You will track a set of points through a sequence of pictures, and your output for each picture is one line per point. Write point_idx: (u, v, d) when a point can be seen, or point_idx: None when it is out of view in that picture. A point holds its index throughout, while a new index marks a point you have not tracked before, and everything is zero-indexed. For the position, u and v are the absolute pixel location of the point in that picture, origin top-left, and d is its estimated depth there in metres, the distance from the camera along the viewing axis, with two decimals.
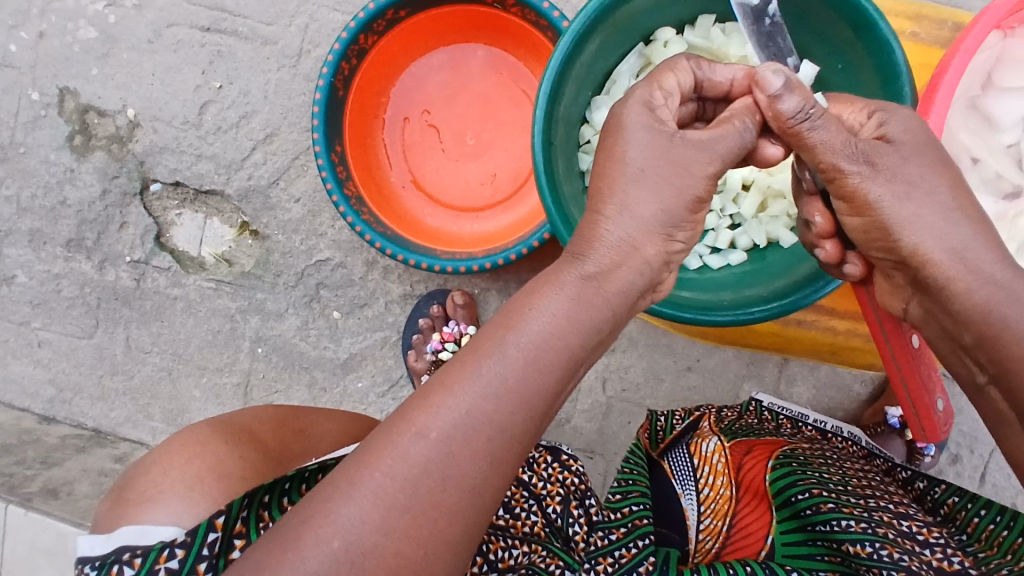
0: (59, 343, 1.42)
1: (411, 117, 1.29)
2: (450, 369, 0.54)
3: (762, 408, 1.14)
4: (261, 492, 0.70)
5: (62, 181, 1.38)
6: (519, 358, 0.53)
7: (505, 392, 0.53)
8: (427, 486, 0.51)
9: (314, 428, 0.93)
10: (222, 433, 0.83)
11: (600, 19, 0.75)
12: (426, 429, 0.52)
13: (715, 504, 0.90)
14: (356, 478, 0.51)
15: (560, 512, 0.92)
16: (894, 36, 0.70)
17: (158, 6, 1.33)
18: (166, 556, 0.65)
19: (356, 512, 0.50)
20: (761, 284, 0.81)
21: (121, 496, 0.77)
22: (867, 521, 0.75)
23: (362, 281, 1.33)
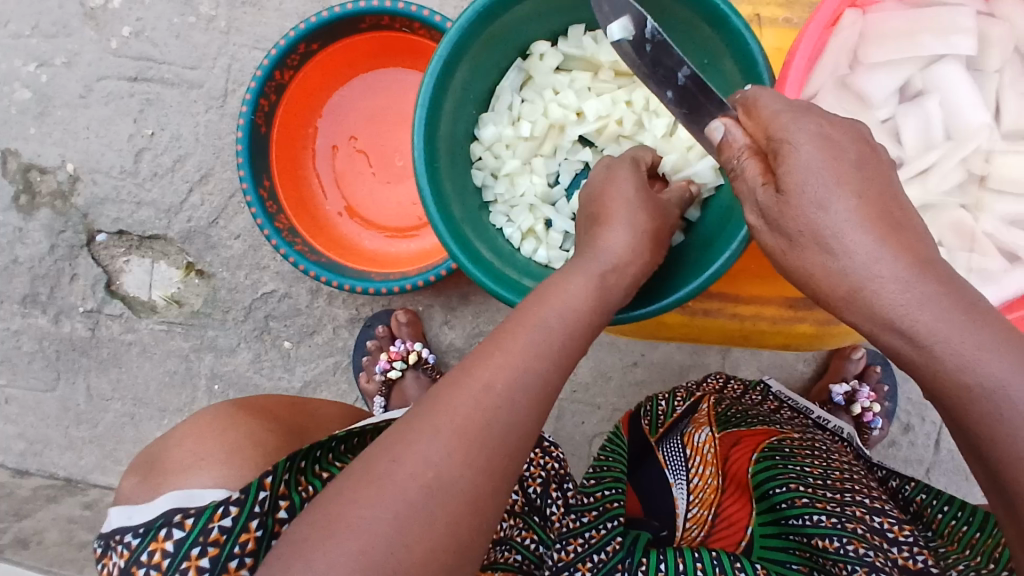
0: (24, 398, 1.46)
1: (339, 144, 1.32)
2: (500, 337, 0.58)
3: (769, 391, 1.18)
4: (298, 457, 0.71)
5: (12, 240, 1.42)
6: (558, 329, 0.59)
7: (548, 355, 0.58)
8: (497, 430, 0.53)
9: (316, 414, 0.94)
10: (248, 411, 0.84)
11: (469, 41, 0.77)
12: (492, 382, 0.55)
13: (703, 494, 0.92)
14: (429, 421, 0.53)
15: (540, 493, 0.88)
16: (746, 27, 0.72)
17: (86, 61, 1.37)
18: (222, 513, 0.65)
19: (435, 451, 0.51)
20: (655, 275, 0.82)
21: (151, 469, 0.76)
22: (838, 515, 0.79)
23: (308, 309, 1.35)
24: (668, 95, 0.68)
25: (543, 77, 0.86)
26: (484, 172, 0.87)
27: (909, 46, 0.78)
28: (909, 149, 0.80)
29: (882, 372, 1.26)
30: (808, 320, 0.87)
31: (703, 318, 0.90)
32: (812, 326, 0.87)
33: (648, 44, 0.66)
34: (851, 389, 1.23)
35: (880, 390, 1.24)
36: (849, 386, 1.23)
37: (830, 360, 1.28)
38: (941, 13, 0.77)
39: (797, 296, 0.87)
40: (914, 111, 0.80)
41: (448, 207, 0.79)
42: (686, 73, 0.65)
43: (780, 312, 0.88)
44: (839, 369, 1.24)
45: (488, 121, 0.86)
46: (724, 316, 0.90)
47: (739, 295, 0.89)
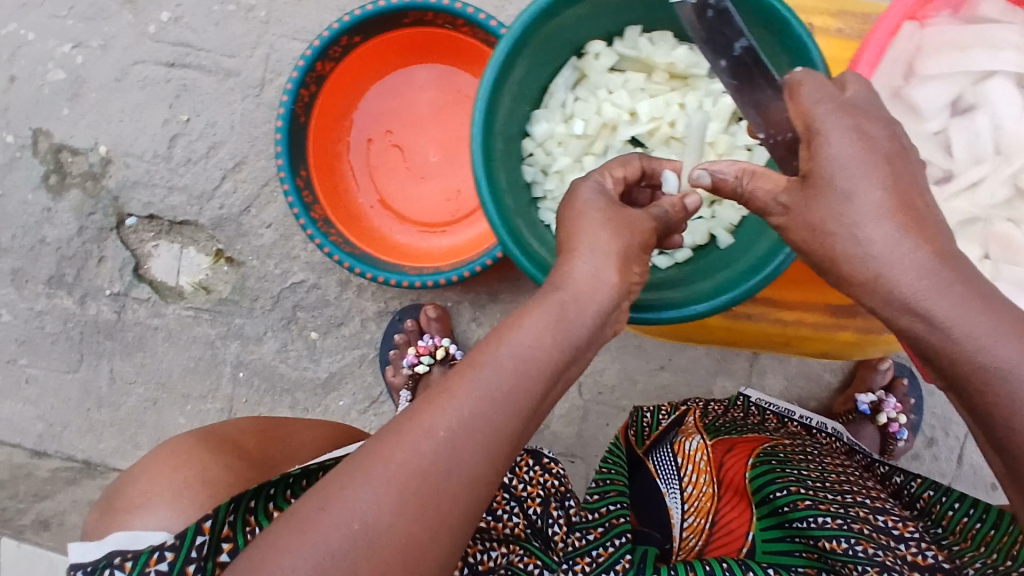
0: (46, 379, 1.45)
1: (374, 138, 1.31)
2: (455, 374, 0.57)
3: (750, 402, 1.17)
4: (246, 498, 0.72)
5: (40, 221, 1.41)
6: (516, 367, 0.57)
7: (502, 396, 0.56)
8: (433, 477, 0.53)
9: (293, 439, 0.95)
10: (206, 444, 0.87)
11: (530, 37, 0.77)
12: (435, 427, 0.54)
13: (698, 502, 0.93)
14: (369, 467, 0.53)
15: (540, 513, 0.93)
16: (808, 34, 0.71)
17: (123, 44, 1.36)
18: (156, 558, 0.68)
19: (367, 499, 0.52)
20: (707, 277, 0.82)
21: (110, 506, 0.82)
22: (842, 517, 0.80)
23: (337, 301, 1.35)
24: (722, 63, 0.65)
25: (598, 76, 0.87)
26: (535, 169, 0.87)
27: (963, 60, 0.78)
28: (960, 161, 0.80)
29: (908, 385, 1.27)
30: (849, 328, 0.88)
31: (745, 322, 0.90)
32: (854, 334, 0.88)
33: (711, 10, 0.65)
34: (877, 399, 1.23)
35: (906, 402, 1.25)
36: (875, 396, 1.24)
37: (857, 371, 1.29)
38: (994, 30, 0.77)
39: (839, 304, 0.88)
40: (964, 126, 0.80)
41: (502, 201, 0.79)
42: (744, 42, 0.64)
43: (821, 318, 0.88)
44: (866, 379, 1.25)
45: (541, 119, 0.87)
46: (768, 321, 0.90)
47: (781, 300, 0.89)
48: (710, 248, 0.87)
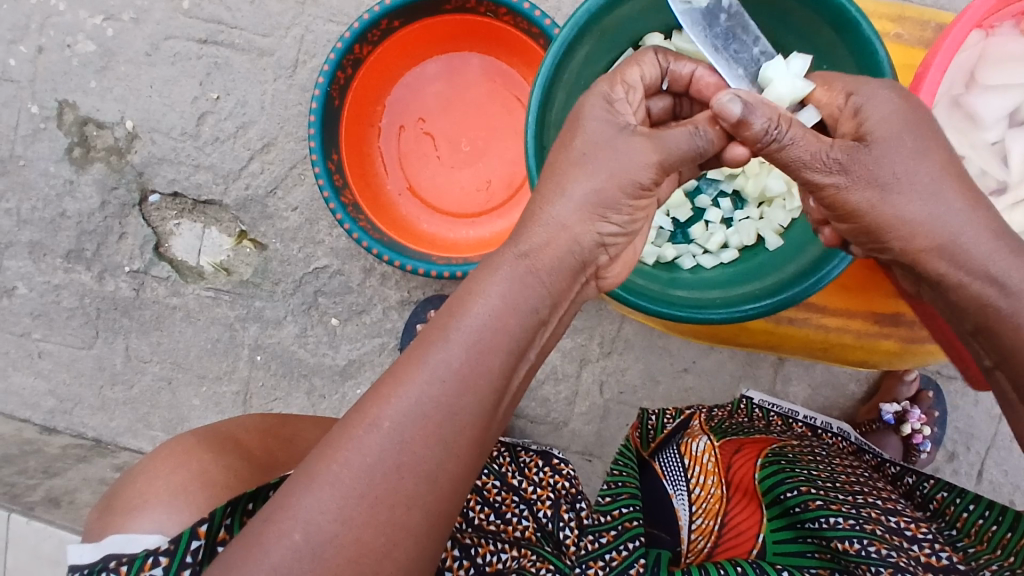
0: (59, 354, 1.43)
1: (407, 125, 1.30)
2: (401, 361, 0.56)
3: (753, 405, 1.16)
4: (243, 500, 0.68)
5: (61, 193, 1.39)
6: (464, 342, 0.55)
7: (451, 374, 0.54)
8: (381, 474, 0.52)
9: (300, 436, 0.92)
10: (207, 442, 0.82)
11: (591, 25, 0.76)
12: (379, 419, 0.53)
13: (706, 504, 0.89)
14: (316, 471, 0.52)
15: (551, 516, 0.91)
16: (876, 35, 0.71)
17: (156, 19, 1.35)
18: (151, 563, 0.66)
19: (313, 504, 0.51)
20: (752, 281, 0.81)
21: (110, 505, 0.78)
22: (855, 517, 0.74)
23: (359, 288, 1.34)
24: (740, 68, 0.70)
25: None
26: None
27: None
28: (1015, 173, 0.79)
29: (933, 398, 1.26)
30: (893, 337, 0.87)
31: (787, 327, 0.89)
32: (896, 343, 0.87)
33: (721, 16, 0.70)
34: (901, 409, 1.22)
35: (930, 415, 1.25)
36: (900, 406, 1.22)
37: (881, 381, 1.29)
38: None
39: (884, 311, 0.87)
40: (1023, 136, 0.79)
41: None
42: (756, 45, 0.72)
43: (865, 326, 0.88)
44: (891, 389, 1.25)
45: None
46: (810, 326, 0.89)
47: (826, 306, 0.88)
48: (758, 248, 0.86)
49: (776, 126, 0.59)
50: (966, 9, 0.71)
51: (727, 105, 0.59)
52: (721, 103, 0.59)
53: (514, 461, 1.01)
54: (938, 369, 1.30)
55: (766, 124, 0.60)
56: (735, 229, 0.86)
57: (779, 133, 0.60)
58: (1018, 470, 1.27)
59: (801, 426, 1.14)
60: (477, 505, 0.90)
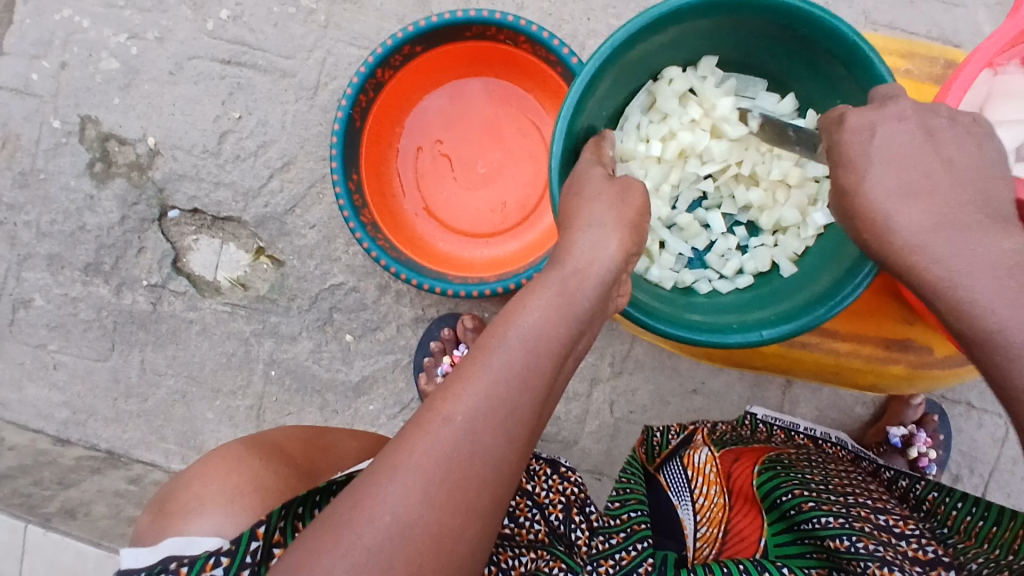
0: (74, 366, 1.44)
1: (424, 146, 1.33)
2: (463, 366, 0.59)
3: (757, 420, 1.18)
4: (296, 503, 0.71)
5: (81, 207, 1.41)
6: (521, 347, 0.58)
7: (515, 373, 0.57)
8: (459, 463, 0.54)
9: (338, 446, 0.97)
10: (255, 450, 0.87)
11: (611, 63, 0.77)
12: (452, 414, 0.55)
13: (710, 513, 0.91)
14: (396, 462, 0.54)
15: (562, 518, 0.93)
16: (890, 74, 0.72)
17: (180, 39, 1.38)
18: (212, 564, 0.67)
19: (397, 491, 0.53)
20: (768, 306, 0.82)
21: (163, 509, 0.80)
22: (844, 516, 0.75)
23: (374, 305, 1.36)
24: None
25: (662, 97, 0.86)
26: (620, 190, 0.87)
27: None
28: None
29: (938, 421, 1.29)
30: (901, 362, 0.90)
31: (799, 351, 0.92)
32: (906, 367, 0.90)
33: None
34: (908, 432, 1.25)
35: (936, 437, 1.27)
36: (907, 429, 1.26)
37: (887, 404, 1.32)
38: None
39: (894, 338, 0.89)
40: None
41: None
42: None
43: (876, 351, 0.90)
44: (897, 413, 1.27)
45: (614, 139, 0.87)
46: (822, 350, 0.91)
47: (838, 331, 0.90)
48: (772, 274, 0.88)
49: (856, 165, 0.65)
50: (977, 47, 0.74)
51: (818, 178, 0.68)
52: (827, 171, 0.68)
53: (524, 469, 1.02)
54: (943, 393, 1.32)
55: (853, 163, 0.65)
56: (750, 255, 0.89)
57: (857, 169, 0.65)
58: (1020, 493, 1.29)
59: (804, 437, 1.15)
60: None
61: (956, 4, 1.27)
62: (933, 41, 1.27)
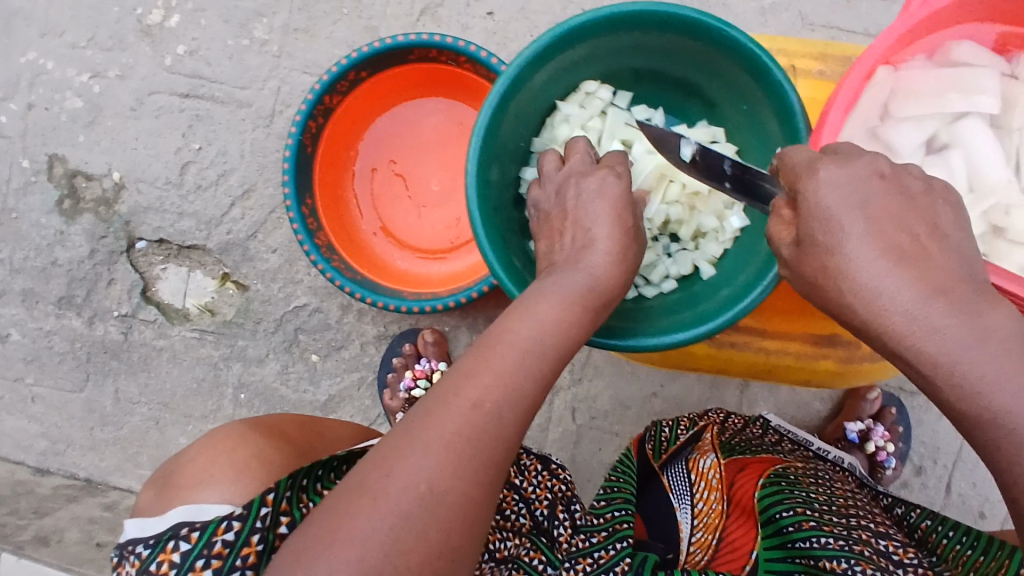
0: (51, 397, 1.48)
1: (379, 167, 1.37)
2: (487, 349, 0.61)
3: (770, 426, 1.18)
4: (300, 475, 0.73)
5: (52, 243, 1.45)
6: (548, 340, 0.62)
7: (541, 369, 0.61)
8: (489, 443, 0.57)
9: (328, 432, 0.97)
10: (255, 428, 0.88)
11: (517, 86, 0.80)
12: (484, 398, 0.57)
13: (707, 519, 0.93)
14: (425, 437, 0.56)
15: (547, 514, 0.94)
16: (786, 80, 0.74)
17: (140, 75, 1.42)
18: (223, 528, 0.68)
19: (429, 464, 0.54)
20: (690, 308, 0.85)
21: (166, 484, 0.81)
22: (845, 539, 0.78)
23: (338, 324, 1.39)
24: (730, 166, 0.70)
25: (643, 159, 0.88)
26: None
27: (937, 103, 0.81)
28: None
29: (896, 414, 1.30)
30: (830, 358, 0.92)
31: (729, 351, 0.94)
32: (834, 363, 0.92)
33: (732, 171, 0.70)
34: (865, 428, 1.26)
35: (894, 430, 1.28)
36: (863, 424, 1.27)
37: (845, 400, 1.33)
38: (966, 73, 0.80)
39: (822, 334, 0.91)
40: (939, 164, 0.81)
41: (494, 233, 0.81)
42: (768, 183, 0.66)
43: (803, 348, 0.92)
44: (855, 408, 1.29)
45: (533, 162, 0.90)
46: (751, 350, 0.93)
47: (765, 329, 0.92)
48: (694, 277, 0.90)
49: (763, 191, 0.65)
50: (867, 48, 0.74)
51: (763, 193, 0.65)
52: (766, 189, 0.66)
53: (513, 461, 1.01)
54: (901, 386, 1.34)
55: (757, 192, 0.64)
56: (674, 259, 0.91)
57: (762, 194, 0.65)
58: (984, 481, 1.30)
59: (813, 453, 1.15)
60: None
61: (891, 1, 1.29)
62: (870, 39, 1.29)
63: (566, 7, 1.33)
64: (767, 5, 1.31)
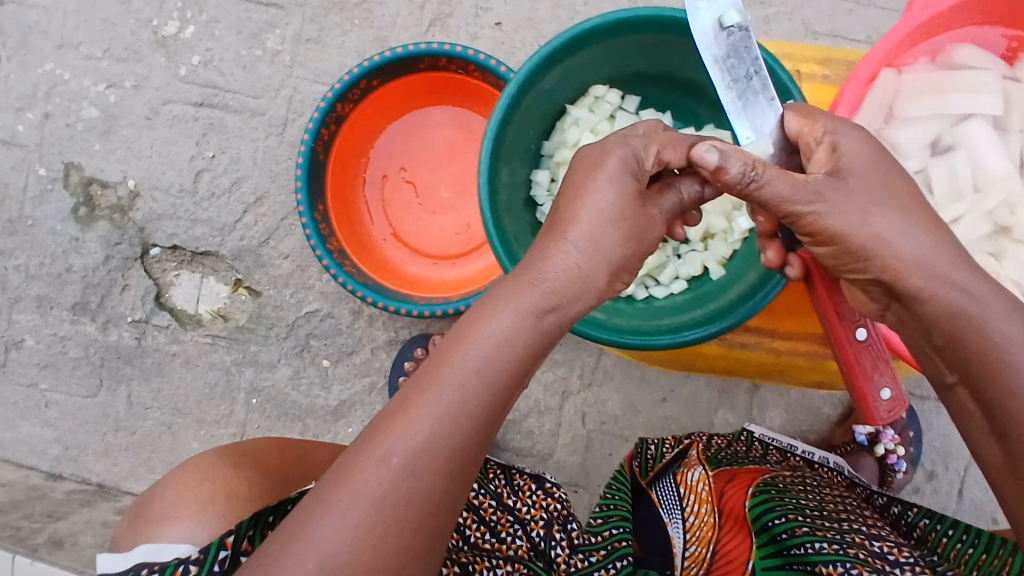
0: (65, 403, 1.49)
1: (389, 174, 1.38)
2: (409, 398, 0.64)
3: (754, 438, 1.20)
4: (265, 513, 0.75)
5: (68, 250, 1.47)
6: (467, 384, 0.63)
7: (457, 415, 0.63)
8: (395, 498, 0.60)
9: (313, 456, 0.99)
10: (227, 460, 0.91)
11: (527, 88, 0.81)
12: (389, 453, 0.61)
13: (700, 532, 0.92)
14: (335, 498, 0.60)
15: (543, 535, 0.96)
16: (791, 82, 0.77)
17: (155, 85, 1.45)
18: (182, 570, 0.71)
19: (334, 525, 0.59)
20: (701, 306, 0.86)
21: (140, 515, 0.86)
22: (838, 542, 0.77)
23: (349, 329, 1.40)
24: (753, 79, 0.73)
25: None
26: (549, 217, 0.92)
27: (941, 104, 0.81)
28: (939, 198, 0.82)
29: (907, 418, 1.30)
30: None
31: (740, 351, 0.94)
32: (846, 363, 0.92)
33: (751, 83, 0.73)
34: (874, 430, 1.25)
35: (905, 434, 1.28)
36: (872, 428, 1.25)
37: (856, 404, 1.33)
38: (968, 75, 0.81)
39: None
40: (943, 164, 0.82)
41: (505, 232, 0.83)
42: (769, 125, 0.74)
43: (815, 348, 0.92)
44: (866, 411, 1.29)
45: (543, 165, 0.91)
46: (763, 349, 0.93)
47: (774, 329, 0.92)
48: (704, 278, 0.91)
49: (752, 169, 0.65)
50: (869, 51, 0.75)
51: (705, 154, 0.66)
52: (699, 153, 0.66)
53: (508, 484, 1.05)
54: (912, 390, 1.33)
55: (741, 169, 0.65)
56: (684, 260, 0.92)
57: (756, 175, 0.65)
58: None
59: (799, 459, 1.17)
60: (472, 522, 0.94)
61: (894, 8, 1.31)
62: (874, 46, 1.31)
63: (573, 16, 1.35)
64: (771, 13, 1.33)
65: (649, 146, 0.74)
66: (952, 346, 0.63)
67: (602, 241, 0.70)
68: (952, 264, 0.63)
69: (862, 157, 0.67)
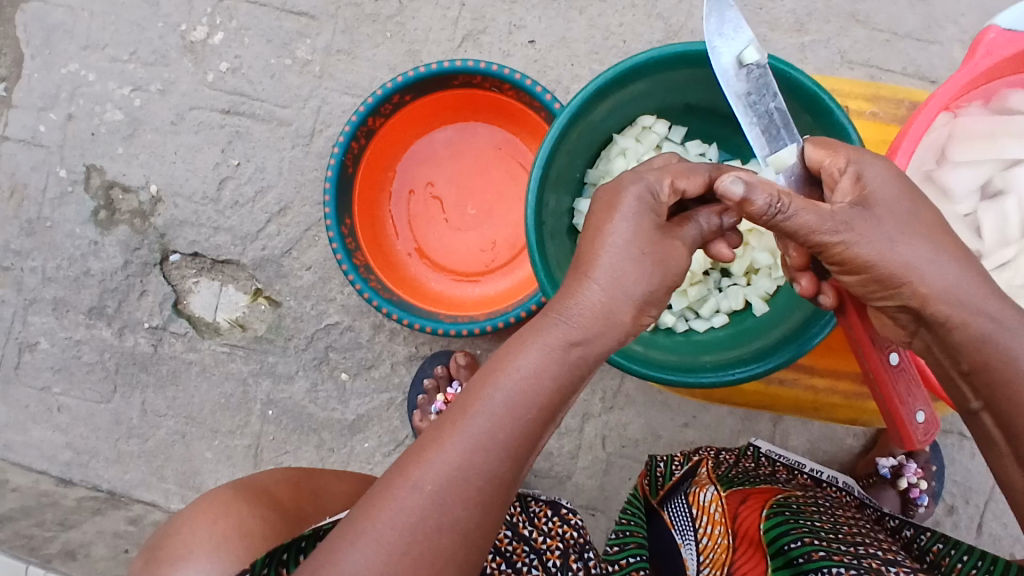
0: (78, 408, 1.47)
1: (416, 190, 1.37)
2: (443, 427, 0.61)
3: (761, 453, 1.17)
4: (280, 550, 0.73)
5: (86, 253, 1.46)
6: (504, 413, 0.61)
7: (491, 447, 0.60)
8: (424, 531, 0.58)
9: (325, 490, 0.98)
10: (242, 494, 0.90)
11: (578, 118, 0.81)
12: (422, 481, 0.59)
13: (714, 554, 0.87)
14: (362, 528, 0.58)
15: (559, 565, 0.93)
16: (849, 121, 0.76)
17: (181, 91, 1.44)
18: None
19: (360, 558, 0.56)
20: (745, 344, 0.85)
21: (154, 556, 0.87)
22: (856, 568, 0.72)
23: (369, 344, 1.39)
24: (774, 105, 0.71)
25: None
26: None
27: (993, 148, 0.81)
28: (988, 242, 0.82)
29: (930, 452, 1.29)
30: None
31: (778, 387, 0.94)
32: None
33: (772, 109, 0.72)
34: (898, 463, 1.26)
35: (927, 468, 1.28)
36: (896, 460, 1.26)
37: (878, 436, 1.32)
38: (1023, 120, 0.81)
39: None
40: (993, 208, 0.82)
41: (550, 262, 0.81)
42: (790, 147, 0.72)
43: (853, 387, 0.92)
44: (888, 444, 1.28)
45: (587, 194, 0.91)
46: (801, 386, 0.94)
47: (813, 366, 0.93)
48: (746, 313, 0.91)
49: (778, 201, 0.62)
50: (934, 92, 0.74)
51: (731, 185, 0.62)
52: (725, 183, 0.63)
53: (524, 511, 1.03)
54: None
55: (768, 200, 0.62)
56: (725, 294, 0.91)
57: (784, 206, 0.62)
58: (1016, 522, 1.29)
59: (807, 478, 1.15)
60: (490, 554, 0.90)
61: (929, 40, 1.31)
62: (908, 78, 1.31)
63: (608, 37, 1.34)
64: (806, 42, 1.33)
65: (663, 177, 0.69)
66: (968, 380, 0.61)
67: (624, 277, 0.65)
68: (980, 297, 0.61)
69: (888, 188, 0.64)
